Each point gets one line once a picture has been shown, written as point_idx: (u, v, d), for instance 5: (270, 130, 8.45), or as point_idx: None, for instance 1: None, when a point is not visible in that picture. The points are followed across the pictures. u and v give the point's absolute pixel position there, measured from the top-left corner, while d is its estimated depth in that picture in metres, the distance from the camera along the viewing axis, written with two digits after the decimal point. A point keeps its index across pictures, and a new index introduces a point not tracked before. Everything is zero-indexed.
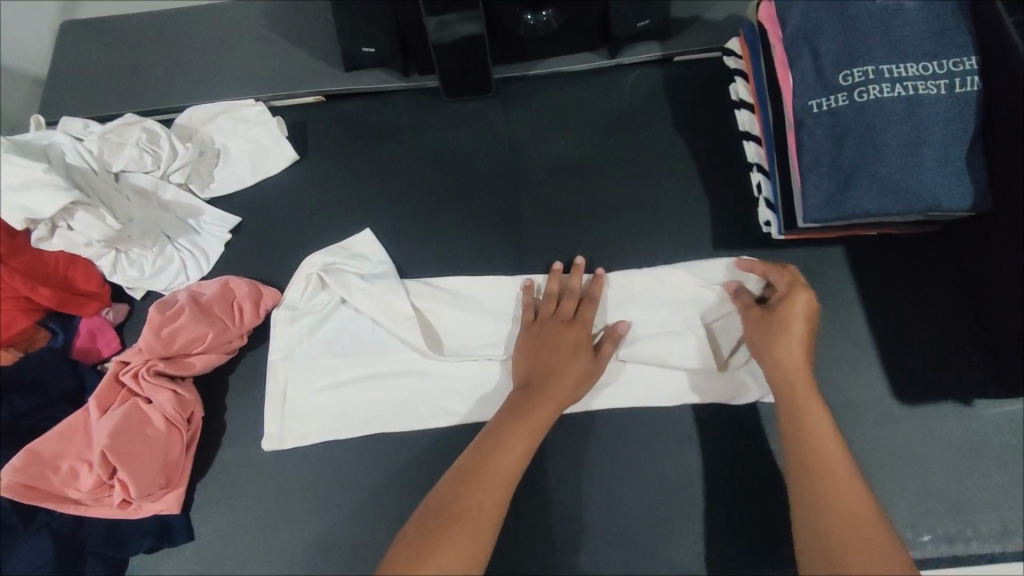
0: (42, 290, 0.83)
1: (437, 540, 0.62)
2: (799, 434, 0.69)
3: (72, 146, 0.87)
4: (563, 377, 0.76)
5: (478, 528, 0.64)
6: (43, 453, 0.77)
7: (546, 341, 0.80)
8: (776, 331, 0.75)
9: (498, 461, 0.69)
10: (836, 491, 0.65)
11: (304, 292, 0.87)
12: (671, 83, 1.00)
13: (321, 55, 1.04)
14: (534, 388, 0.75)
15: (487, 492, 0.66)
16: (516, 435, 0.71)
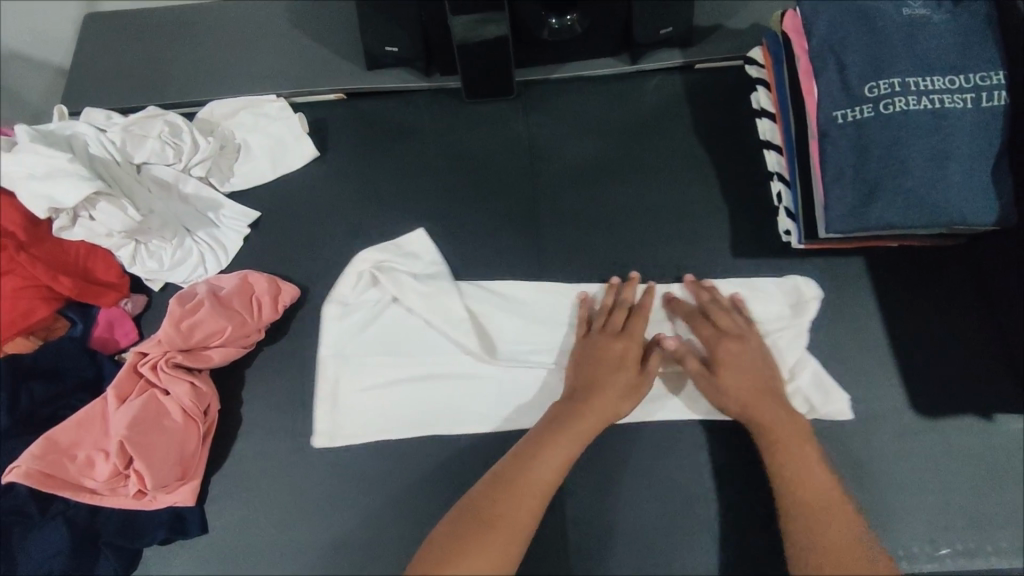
0: (63, 280, 0.83)
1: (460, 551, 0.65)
2: (787, 462, 0.72)
3: (95, 137, 0.88)
4: (607, 391, 0.77)
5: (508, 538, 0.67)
6: (61, 441, 0.78)
7: (597, 354, 0.80)
8: (718, 367, 0.78)
9: (535, 470, 0.71)
10: (833, 517, 0.68)
11: (354, 288, 0.87)
12: (693, 91, 1.00)
13: (343, 54, 1.05)
14: (579, 403, 0.76)
15: (520, 501, 0.69)
16: (557, 446, 0.73)
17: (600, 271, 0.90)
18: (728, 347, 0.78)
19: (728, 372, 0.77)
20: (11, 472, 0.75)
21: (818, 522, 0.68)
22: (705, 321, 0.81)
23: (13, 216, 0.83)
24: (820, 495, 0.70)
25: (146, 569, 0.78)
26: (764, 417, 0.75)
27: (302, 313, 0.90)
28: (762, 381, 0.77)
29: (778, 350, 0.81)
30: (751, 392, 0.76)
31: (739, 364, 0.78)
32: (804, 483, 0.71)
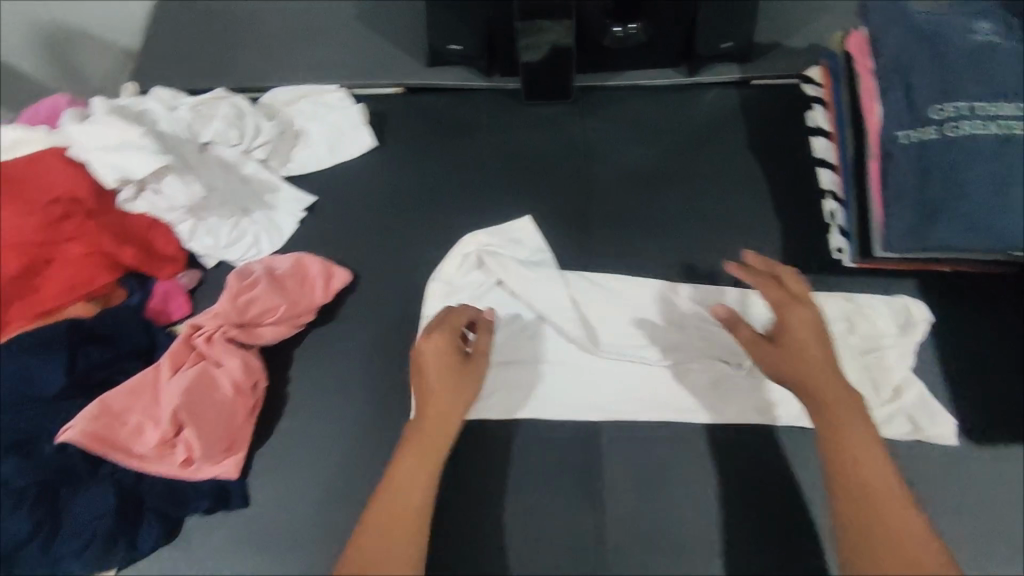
0: (127, 250, 0.86)
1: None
2: (853, 450, 0.62)
3: (165, 115, 0.90)
4: (455, 399, 0.74)
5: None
6: (114, 406, 0.79)
7: (431, 360, 0.75)
8: (783, 338, 0.68)
9: (404, 501, 0.68)
10: (897, 512, 0.59)
11: (459, 269, 0.90)
12: (748, 106, 1.01)
13: (405, 50, 1.07)
14: (422, 424, 0.73)
15: (393, 536, 0.66)
16: (411, 467, 0.70)
17: (650, 276, 0.91)
18: (800, 315, 0.69)
19: (793, 343, 0.68)
20: (65, 432, 0.76)
21: (863, 513, 0.59)
22: (770, 284, 0.72)
23: (86, 184, 0.86)
24: (869, 484, 0.61)
25: (186, 538, 0.79)
26: (834, 396, 0.65)
27: (352, 298, 0.91)
28: (825, 354, 0.67)
29: (884, 368, 0.81)
30: (818, 367, 0.66)
31: (803, 332, 0.68)
32: (863, 472, 0.61)
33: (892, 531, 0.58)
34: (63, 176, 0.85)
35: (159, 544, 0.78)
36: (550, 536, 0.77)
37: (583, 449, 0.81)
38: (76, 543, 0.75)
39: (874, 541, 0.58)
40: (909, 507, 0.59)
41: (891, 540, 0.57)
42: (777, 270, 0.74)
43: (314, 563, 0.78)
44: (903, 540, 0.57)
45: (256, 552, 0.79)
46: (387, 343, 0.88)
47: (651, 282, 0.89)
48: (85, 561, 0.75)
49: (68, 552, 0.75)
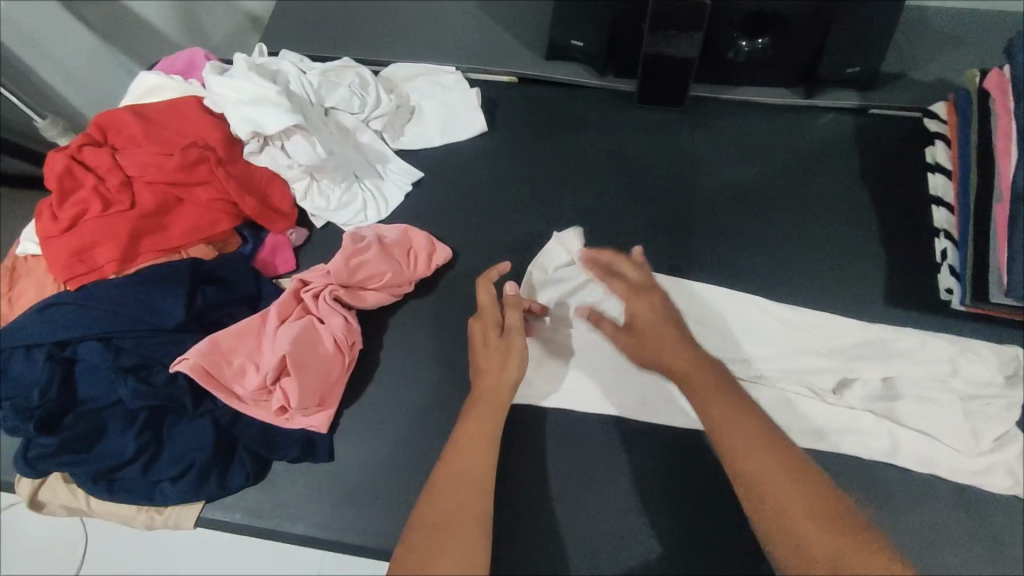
0: (248, 200, 0.90)
1: (435, 560, 0.61)
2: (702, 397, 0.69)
3: (297, 77, 0.94)
4: (503, 372, 0.77)
5: (467, 536, 0.64)
6: (222, 345, 0.82)
7: (479, 342, 0.80)
8: (632, 327, 0.78)
9: (462, 462, 0.70)
10: (739, 414, 0.67)
11: (558, 263, 0.91)
12: (864, 134, 1.00)
13: (523, 41, 1.09)
14: (474, 399, 0.76)
15: (459, 488, 0.68)
16: (471, 428, 0.73)
17: (746, 291, 0.90)
18: (637, 304, 0.79)
19: (646, 332, 0.77)
20: (179, 362, 0.80)
21: (729, 438, 0.65)
22: (613, 279, 0.83)
23: (216, 134, 0.90)
24: (709, 397, 0.69)
25: (273, 482, 0.83)
26: (678, 359, 0.73)
27: (448, 274, 0.94)
28: (673, 330, 0.76)
29: (988, 420, 0.78)
30: (657, 346, 0.75)
31: (647, 326, 0.77)
32: (702, 389, 0.70)
33: (737, 433, 0.65)
34: (198, 125, 0.91)
35: (248, 483, 0.81)
36: (622, 533, 0.78)
37: (663, 452, 0.81)
38: (175, 470, 0.79)
39: (738, 447, 0.64)
40: (752, 413, 0.67)
41: (746, 443, 0.64)
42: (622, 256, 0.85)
43: (391, 524, 0.80)
44: (753, 438, 0.64)
45: (336, 505, 0.81)
46: None
47: (754, 299, 0.88)
48: (181, 488, 0.79)
49: (166, 476, 0.79)
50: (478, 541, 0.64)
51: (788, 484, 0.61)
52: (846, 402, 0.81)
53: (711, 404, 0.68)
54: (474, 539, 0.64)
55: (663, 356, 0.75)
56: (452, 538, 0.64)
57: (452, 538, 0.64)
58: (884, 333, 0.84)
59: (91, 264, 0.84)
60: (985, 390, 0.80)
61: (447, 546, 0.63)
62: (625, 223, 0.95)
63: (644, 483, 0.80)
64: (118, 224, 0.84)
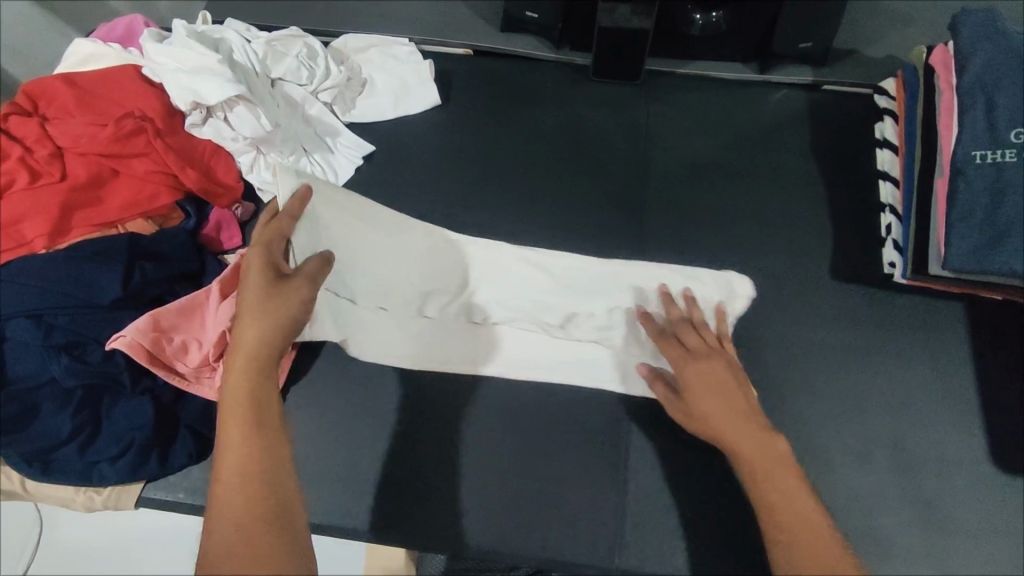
0: (189, 173, 0.87)
1: (224, 550, 0.52)
2: (731, 435, 0.68)
3: (241, 46, 0.91)
4: (253, 326, 0.63)
5: (243, 513, 0.54)
6: (162, 322, 0.80)
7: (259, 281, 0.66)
8: (687, 395, 0.72)
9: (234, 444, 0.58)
10: (787, 488, 0.64)
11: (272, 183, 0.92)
12: (816, 110, 1.00)
13: (478, 13, 1.07)
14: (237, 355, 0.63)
15: (237, 456, 0.57)
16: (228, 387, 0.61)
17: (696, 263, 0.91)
18: (694, 371, 0.72)
19: (694, 401, 0.71)
20: (115, 340, 0.77)
21: (765, 486, 0.64)
22: (667, 339, 0.76)
23: (153, 103, 0.87)
24: (758, 467, 0.65)
25: None
26: (719, 403, 0.69)
27: None
28: (732, 407, 0.69)
29: (913, 390, 0.82)
30: (712, 412, 0.69)
31: (705, 390, 0.71)
32: (752, 457, 0.66)
33: (788, 511, 0.62)
34: (133, 94, 0.87)
35: (190, 462, 0.80)
36: (567, 502, 0.79)
37: (609, 427, 0.82)
38: (114, 450, 0.78)
39: (783, 525, 0.61)
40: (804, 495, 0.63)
41: (789, 525, 0.61)
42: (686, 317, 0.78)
43: (337, 499, 0.80)
44: (797, 517, 0.61)
45: None
46: None
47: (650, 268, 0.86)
48: (119, 468, 0.78)
49: (105, 456, 0.78)
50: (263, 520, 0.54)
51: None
52: (577, 336, 0.86)
53: (760, 475, 0.65)
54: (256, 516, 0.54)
55: (716, 426, 0.69)
56: (232, 520, 0.54)
57: (227, 520, 0.54)
58: (820, 309, 0.87)
59: (20, 238, 0.80)
60: (909, 363, 0.84)
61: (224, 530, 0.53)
62: (577, 200, 0.95)
63: (590, 457, 0.81)
64: (47, 197, 0.81)
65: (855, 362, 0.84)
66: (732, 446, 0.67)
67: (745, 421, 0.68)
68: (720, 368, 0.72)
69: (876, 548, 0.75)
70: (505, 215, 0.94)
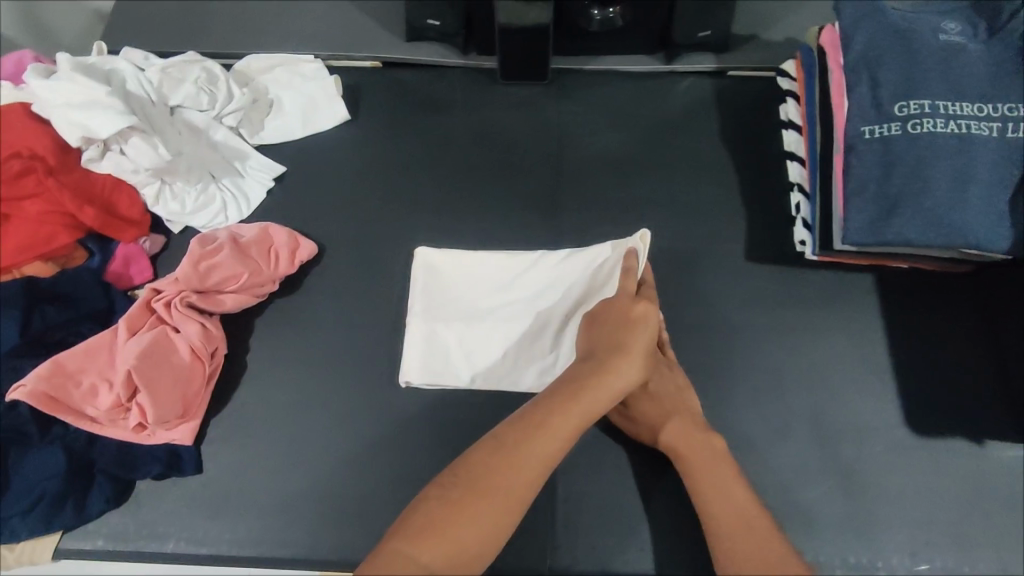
0: (87, 210, 0.85)
1: (478, 499, 0.57)
2: (676, 439, 0.73)
3: (134, 75, 0.89)
4: (632, 358, 0.69)
5: (522, 481, 0.60)
6: (67, 366, 0.78)
7: (611, 314, 0.74)
8: (634, 404, 0.77)
9: (560, 420, 0.63)
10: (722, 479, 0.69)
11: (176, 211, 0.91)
12: (723, 97, 1.01)
13: (383, 24, 1.06)
14: (599, 357, 0.70)
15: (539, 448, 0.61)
16: (566, 413, 0.64)
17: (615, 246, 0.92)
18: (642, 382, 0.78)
19: (642, 409, 0.77)
20: (16, 390, 0.75)
21: (704, 484, 0.69)
22: None
23: (45, 142, 0.85)
24: (697, 465, 0.71)
25: (136, 502, 0.79)
26: (665, 408, 0.76)
27: (315, 270, 0.91)
28: (676, 412, 0.75)
29: (829, 364, 0.84)
30: (660, 420, 0.75)
31: (651, 399, 0.77)
32: (696, 457, 0.71)
33: (724, 506, 0.67)
34: (23, 132, 0.85)
35: (109, 507, 0.78)
36: None
37: None
38: (25, 503, 0.76)
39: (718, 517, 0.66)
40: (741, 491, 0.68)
41: (728, 517, 0.66)
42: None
43: (264, 529, 0.78)
44: (733, 509, 0.66)
45: (204, 517, 0.79)
46: (348, 318, 0.88)
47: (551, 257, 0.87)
48: (31, 521, 0.75)
49: (16, 511, 0.76)
50: (524, 498, 0.60)
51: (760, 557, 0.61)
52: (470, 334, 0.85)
53: (700, 475, 0.70)
54: (530, 486, 0.60)
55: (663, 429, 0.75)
56: (505, 480, 0.59)
57: (513, 473, 0.60)
58: (737, 292, 0.88)
59: None
60: (823, 338, 0.85)
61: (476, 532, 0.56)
62: (494, 204, 0.95)
63: None
64: None
65: (772, 341, 0.85)
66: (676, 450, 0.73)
67: (692, 424, 0.74)
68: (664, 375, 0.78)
69: (799, 522, 0.77)
70: (423, 226, 0.93)
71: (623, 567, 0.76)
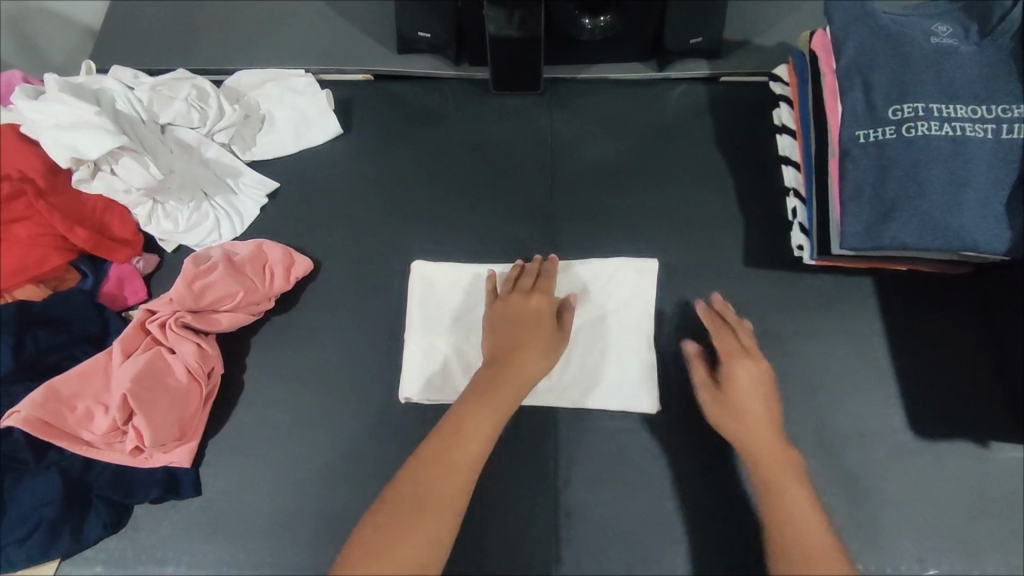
0: (79, 231, 0.84)
1: (419, 512, 0.66)
2: (758, 451, 0.73)
3: (123, 94, 0.87)
4: (530, 351, 0.78)
5: (450, 488, 0.68)
6: (62, 390, 0.77)
7: (508, 313, 0.81)
8: (732, 388, 0.77)
9: (473, 423, 0.72)
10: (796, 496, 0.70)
11: (169, 231, 0.91)
12: (717, 102, 1.01)
13: (374, 37, 1.06)
14: (500, 361, 0.77)
15: (465, 452, 0.71)
16: (482, 414, 0.73)
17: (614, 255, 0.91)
18: (745, 369, 0.78)
19: (738, 399, 0.77)
20: (10, 416, 0.74)
21: (780, 504, 0.70)
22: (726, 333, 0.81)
23: (34, 163, 0.83)
24: (777, 480, 0.71)
25: (135, 527, 0.78)
26: (756, 408, 0.76)
27: (312, 286, 0.90)
28: (770, 416, 0.76)
29: (831, 368, 0.83)
30: (755, 416, 0.75)
31: (751, 390, 0.77)
32: (772, 474, 0.72)
33: (801, 531, 0.67)
34: (12, 154, 0.83)
35: (107, 533, 0.77)
36: (503, 524, 0.79)
37: (538, 442, 0.82)
38: (21, 531, 0.74)
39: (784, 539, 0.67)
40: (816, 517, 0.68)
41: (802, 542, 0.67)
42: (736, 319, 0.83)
43: (266, 551, 0.77)
44: (812, 535, 0.67)
45: (205, 540, 0.78)
46: (345, 334, 0.87)
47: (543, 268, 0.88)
48: (28, 550, 0.74)
49: (12, 539, 0.74)
50: (457, 500, 0.68)
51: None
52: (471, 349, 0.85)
53: (781, 492, 0.70)
54: (460, 492, 0.69)
55: (751, 427, 0.75)
56: (431, 496, 0.68)
57: (440, 485, 0.68)
58: (737, 298, 0.88)
59: None
60: (824, 342, 0.85)
61: (419, 542, 0.65)
62: (491, 216, 0.94)
63: (522, 474, 0.80)
64: None
65: (773, 347, 0.85)
66: (756, 460, 0.73)
67: (778, 438, 0.74)
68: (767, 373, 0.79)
69: None
70: (420, 240, 0.93)
71: None
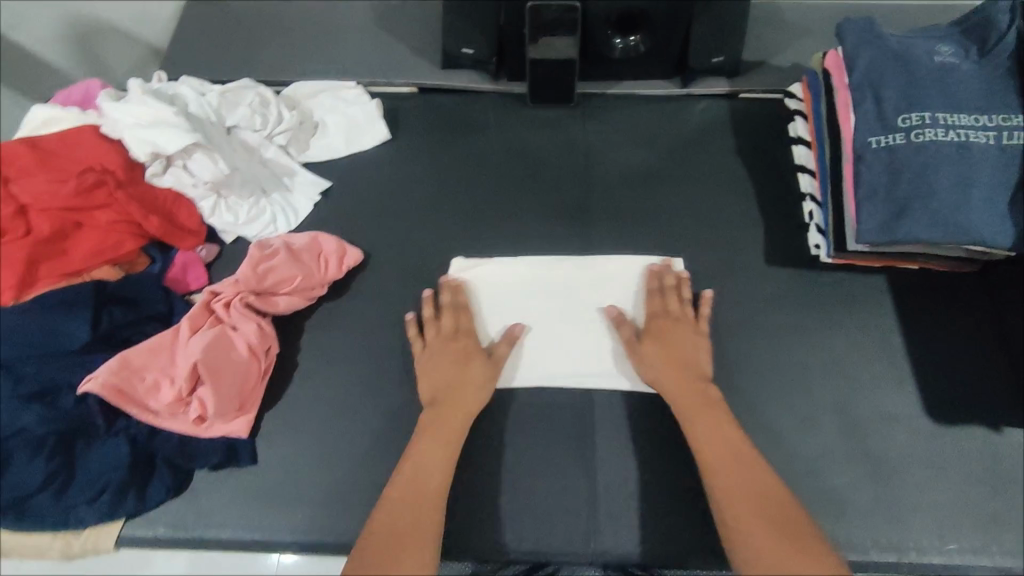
0: (152, 219, 0.91)
1: (401, 532, 0.71)
2: (691, 403, 0.81)
3: (196, 99, 0.97)
4: (471, 386, 0.84)
5: (421, 510, 0.73)
6: (133, 362, 0.83)
7: (435, 359, 0.86)
8: (647, 339, 0.86)
9: (428, 457, 0.78)
10: (713, 425, 0.78)
11: (228, 223, 0.98)
12: (737, 116, 1.09)
13: (420, 54, 1.15)
14: (441, 401, 0.83)
15: (429, 480, 0.77)
16: (430, 445, 0.79)
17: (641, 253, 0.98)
18: (659, 323, 0.87)
19: (655, 350, 0.85)
20: (87, 383, 0.80)
21: (717, 450, 0.76)
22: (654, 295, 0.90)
23: (114, 157, 0.91)
24: (706, 428, 0.78)
25: (195, 493, 0.83)
26: (667, 362, 0.84)
27: (361, 275, 0.97)
28: (681, 368, 0.83)
29: (849, 357, 0.89)
30: (672, 369, 0.83)
31: (666, 341, 0.85)
32: (706, 423, 0.79)
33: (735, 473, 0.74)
34: (92, 149, 0.91)
35: (168, 497, 0.82)
36: (541, 497, 0.83)
37: (574, 422, 0.87)
38: (91, 492, 0.80)
39: (725, 470, 0.75)
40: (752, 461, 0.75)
41: (741, 484, 0.73)
42: (678, 283, 0.91)
43: (319, 517, 0.82)
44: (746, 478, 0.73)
45: (261, 506, 0.83)
46: (393, 319, 0.94)
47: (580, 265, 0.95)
48: (98, 508, 0.80)
49: (81, 500, 0.80)
50: (431, 519, 0.73)
51: (760, 515, 0.70)
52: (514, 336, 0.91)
53: (706, 438, 0.78)
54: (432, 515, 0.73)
55: (664, 375, 0.83)
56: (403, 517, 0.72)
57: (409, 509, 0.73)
58: (758, 292, 0.94)
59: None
60: (841, 333, 0.90)
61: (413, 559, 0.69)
62: (527, 215, 1.01)
63: (559, 451, 0.85)
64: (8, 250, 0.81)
65: (794, 338, 0.90)
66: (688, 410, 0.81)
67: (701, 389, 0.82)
68: (682, 330, 0.86)
69: (827, 505, 0.81)
70: (461, 235, 1.00)
71: (663, 548, 0.80)
